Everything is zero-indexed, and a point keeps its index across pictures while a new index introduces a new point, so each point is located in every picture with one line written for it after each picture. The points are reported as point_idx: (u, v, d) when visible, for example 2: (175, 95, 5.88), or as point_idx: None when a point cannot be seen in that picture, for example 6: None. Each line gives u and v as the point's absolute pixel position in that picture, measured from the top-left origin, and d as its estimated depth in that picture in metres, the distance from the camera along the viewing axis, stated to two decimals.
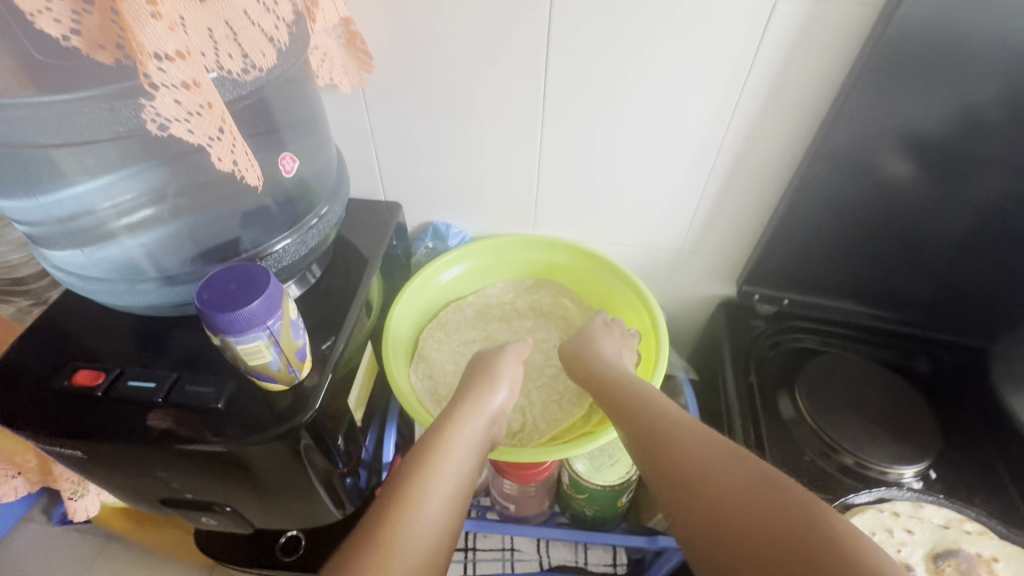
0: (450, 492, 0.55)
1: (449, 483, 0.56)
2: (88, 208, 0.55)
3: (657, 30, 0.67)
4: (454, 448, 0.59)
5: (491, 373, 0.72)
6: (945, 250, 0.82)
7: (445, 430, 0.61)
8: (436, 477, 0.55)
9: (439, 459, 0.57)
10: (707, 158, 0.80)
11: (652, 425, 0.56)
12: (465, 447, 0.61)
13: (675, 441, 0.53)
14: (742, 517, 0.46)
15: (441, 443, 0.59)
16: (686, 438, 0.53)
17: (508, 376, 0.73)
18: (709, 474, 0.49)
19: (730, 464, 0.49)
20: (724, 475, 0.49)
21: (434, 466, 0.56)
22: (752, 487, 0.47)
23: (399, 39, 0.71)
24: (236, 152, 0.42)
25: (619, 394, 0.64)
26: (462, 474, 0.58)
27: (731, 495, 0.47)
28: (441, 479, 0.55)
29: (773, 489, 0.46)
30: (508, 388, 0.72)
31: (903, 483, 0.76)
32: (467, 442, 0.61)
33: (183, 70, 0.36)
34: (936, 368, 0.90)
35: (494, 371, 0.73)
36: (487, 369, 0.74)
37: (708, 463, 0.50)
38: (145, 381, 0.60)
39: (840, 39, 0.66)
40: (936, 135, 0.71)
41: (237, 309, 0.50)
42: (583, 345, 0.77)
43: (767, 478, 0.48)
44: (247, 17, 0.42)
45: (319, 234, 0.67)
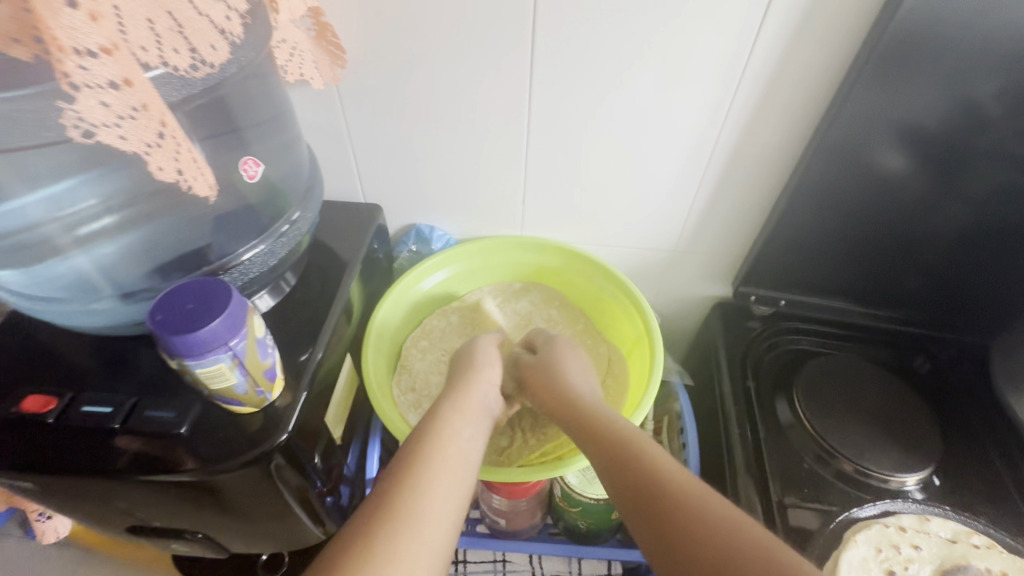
0: (455, 465, 0.54)
1: (451, 456, 0.54)
2: (30, 223, 0.50)
3: (646, 20, 0.63)
4: (453, 422, 0.59)
5: (476, 361, 0.71)
6: (943, 247, 0.80)
7: (441, 410, 0.60)
8: (439, 451, 0.54)
9: (439, 436, 0.56)
10: (700, 156, 0.77)
11: (621, 449, 0.55)
12: (464, 422, 0.59)
13: (642, 471, 0.51)
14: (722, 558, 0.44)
15: (441, 420, 0.58)
16: (652, 470, 0.51)
17: (488, 362, 0.71)
18: (677, 507, 0.47)
19: (696, 502, 0.47)
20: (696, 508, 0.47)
21: (436, 445, 0.55)
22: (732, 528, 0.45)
23: (372, 30, 0.67)
24: (181, 159, 0.38)
25: (585, 414, 0.62)
26: (467, 446, 0.57)
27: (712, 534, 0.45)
28: (446, 457, 0.54)
29: (737, 534, 0.44)
30: (494, 367, 0.71)
31: (905, 492, 0.74)
32: (466, 417, 0.60)
33: (111, 68, 0.32)
34: (936, 368, 0.88)
35: (478, 355, 0.73)
36: (469, 359, 0.72)
37: (677, 497, 0.48)
38: (101, 407, 0.55)
39: (841, 29, 0.62)
40: (933, 129, 0.68)
41: (194, 330, 0.47)
42: (560, 350, 0.75)
43: (730, 520, 0.46)
44: (193, 7, 0.38)
45: (290, 242, 0.62)
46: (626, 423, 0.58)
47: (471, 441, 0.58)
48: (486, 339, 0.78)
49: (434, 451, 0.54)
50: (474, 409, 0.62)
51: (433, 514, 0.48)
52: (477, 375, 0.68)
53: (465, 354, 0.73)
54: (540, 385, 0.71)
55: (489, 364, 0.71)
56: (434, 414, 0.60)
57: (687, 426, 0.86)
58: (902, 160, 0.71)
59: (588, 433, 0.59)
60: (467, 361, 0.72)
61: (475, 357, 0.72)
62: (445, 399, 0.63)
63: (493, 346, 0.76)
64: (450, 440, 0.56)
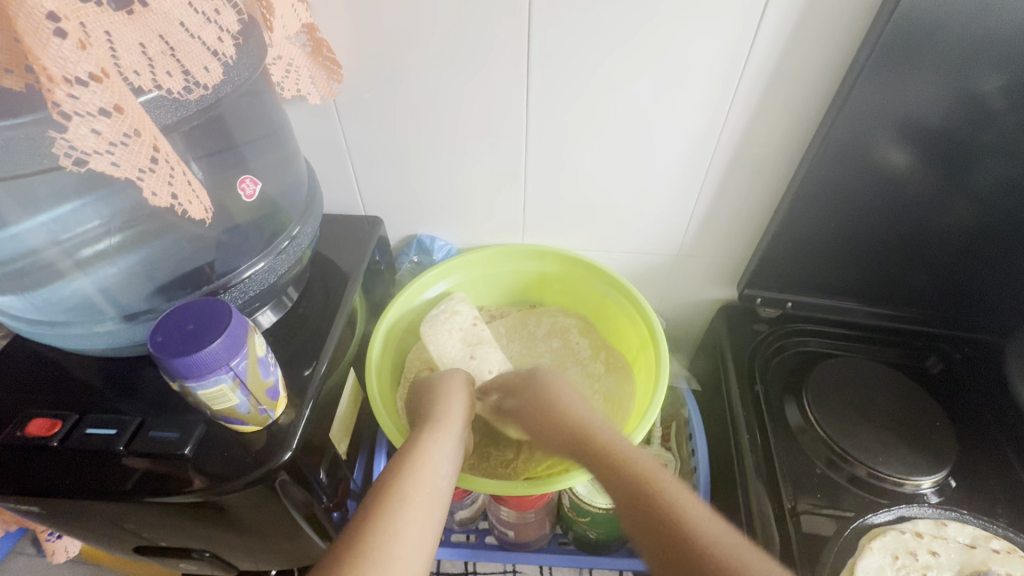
0: (428, 498, 0.52)
1: (426, 491, 0.52)
2: (30, 248, 0.50)
3: (645, 21, 0.63)
4: (431, 456, 0.56)
5: (449, 391, 0.68)
6: (949, 244, 0.79)
7: (417, 441, 0.58)
8: (415, 486, 0.52)
9: (415, 466, 0.54)
10: (703, 158, 0.76)
11: (678, 535, 0.50)
12: (443, 456, 0.57)
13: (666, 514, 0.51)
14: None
15: (418, 449, 0.57)
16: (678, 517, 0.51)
17: (461, 393, 0.69)
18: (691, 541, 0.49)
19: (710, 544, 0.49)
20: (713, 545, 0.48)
21: (413, 479, 0.53)
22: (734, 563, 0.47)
23: (367, 44, 0.67)
24: (175, 182, 0.38)
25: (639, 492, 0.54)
26: (441, 479, 0.55)
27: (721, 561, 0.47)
28: (421, 490, 0.52)
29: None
30: (467, 403, 0.68)
31: (921, 496, 0.73)
32: (444, 449, 0.58)
33: (101, 96, 0.32)
34: (948, 368, 0.87)
35: (454, 386, 0.70)
36: (449, 394, 0.68)
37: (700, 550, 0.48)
38: (105, 428, 0.56)
39: (840, 29, 0.62)
40: (935, 123, 0.67)
41: (195, 352, 0.46)
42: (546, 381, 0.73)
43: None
44: (184, 28, 0.37)
45: (291, 258, 0.62)
46: (680, 492, 0.53)
47: (445, 476, 0.56)
48: (461, 374, 0.73)
49: (411, 483, 0.52)
50: (451, 436, 0.61)
51: (404, 558, 0.46)
52: (452, 408, 0.65)
53: (446, 382, 0.70)
54: (556, 439, 0.66)
55: (462, 392, 0.69)
56: (411, 442, 0.58)
57: (696, 430, 0.85)
58: (903, 155, 0.70)
59: (624, 495, 0.55)
60: (440, 392, 0.68)
61: (454, 394, 0.68)
62: (424, 427, 0.61)
63: (469, 385, 0.72)
64: (427, 475, 0.54)
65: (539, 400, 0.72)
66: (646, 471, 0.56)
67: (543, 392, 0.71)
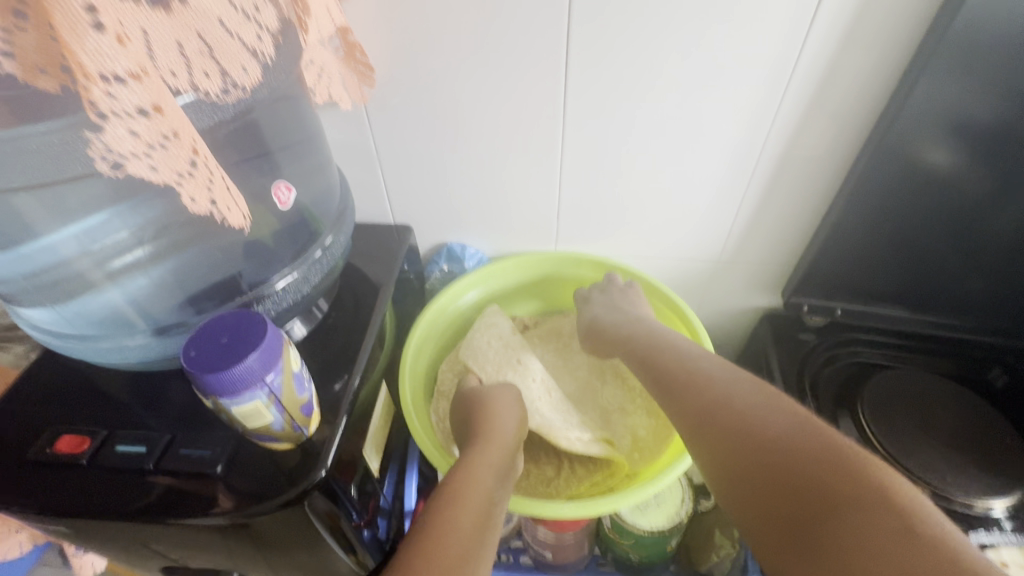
0: (478, 513, 0.49)
1: (475, 505, 0.49)
2: (61, 259, 0.49)
3: (687, 17, 0.60)
4: (480, 479, 0.53)
5: (495, 411, 0.65)
6: (1012, 250, 0.74)
7: (464, 467, 0.55)
8: (465, 511, 0.48)
9: (465, 493, 0.50)
10: (747, 159, 0.73)
11: (640, 345, 0.65)
12: (492, 473, 0.55)
13: (635, 337, 0.67)
14: (666, 355, 0.60)
15: (464, 477, 0.53)
16: (642, 336, 0.66)
17: (508, 414, 0.66)
18: (650, 343, 0.64)
19: (661, 342, 0.63)
20: (663, 342, 0.62)
21: (461, 503, 0.49)
22: (673, 346, 0.61)
23: (400, 46, 0.65)
24: (214, 189, 0.36)
25: (674, 378, 0.56)
26: (492, 496, 0.52)
27: (665, 346, 0.61)
28: (473, 513, 0.48)
29: (683, 350, 0.59)
30: (516, 423, 0.65)
31: (995, 520, 0.67)
32: (492, 466, 0.56)
33: (140, 95, 0.30)
34: (1013, 380, 0.81)
35: (501, 408, 0.66)
36: (496, 412, 0.65)
37: (654, 345, 0.63)
38: (135, 445, 0.54)
39: (901, 23, 0.58)
40: (995, 123, 0.63)
41: (231, 366, 0.44)
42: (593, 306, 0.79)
43: (684, 349, 0.59)
44: (223, 27, 0.35)
45: (324, 267, 0.60)
46: (649, 324, 0.68)
47: (498, 503, 0.52)
48: (509, 393, 0.70)
49: (461, 508, 0.48)
50: (501, 462, 0.57)
51: None
52: (500, 428, 0.63)
53: (493, 402, 0.67)
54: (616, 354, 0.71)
55: (510, 416, 0.65)
56: (458, 469, 0.55)
57: None
58: (952, 156, 0.66)
59: (614, 337, 0.71)
60: (487, 410, 0.66)
61: (500, 413, 0.66)
62: (470, 452, 0.58)
63: (519, 406, 0.68)
64: (479, 499, 0.50)
65: (601, 325, 0.74)
66: (666, 340, 0.63)
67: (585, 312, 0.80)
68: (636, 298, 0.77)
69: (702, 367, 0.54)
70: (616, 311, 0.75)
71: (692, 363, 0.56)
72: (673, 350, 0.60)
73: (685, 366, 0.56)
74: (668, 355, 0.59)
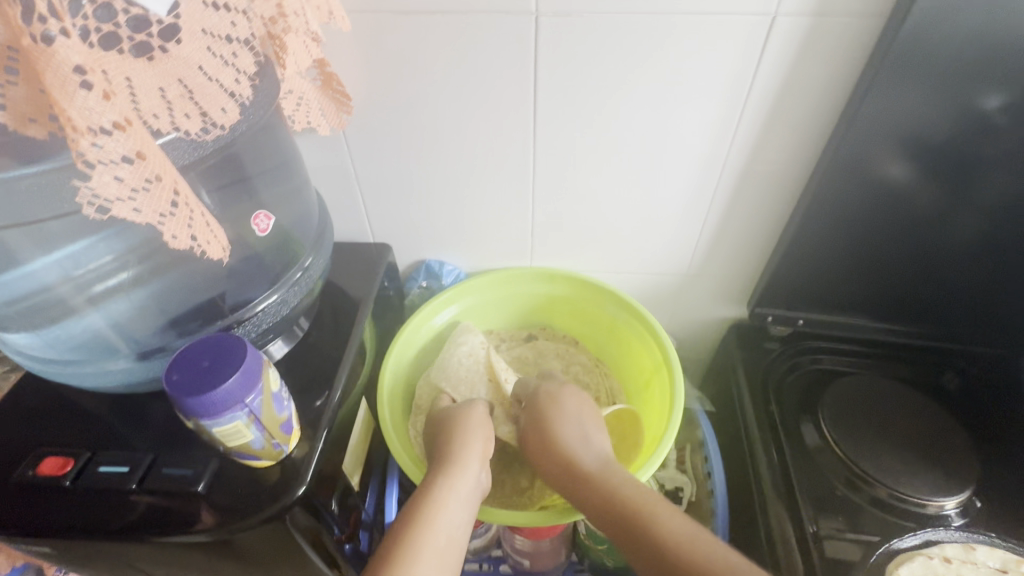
0: (440, 553, 0.51)
1: (439, 547, 0.51)
2: (41, 285, 0.50)
3: (649, 44, 0.64)
4: (445, 505, 0.56)
5: (467, 429, 0.67)
6: (957, 258, 0.79)
7: (432, 489, 0.57)
8: (429, 537, 0.51)
9: (429, 518, 0.53)
10: (708, 180, 0.77)
11: (576, 473, 0.64)
12: (456, 500, 0.57)
13: (571, 460, 0.65)
14: (613, 493, 0.60)
15: (428, 504, 0.55)
16: (577, 464, 0.64)
17: (482, 432, 0.67)
18: (586, 476, 0.63)
19: (601, 475, 0.62)
20: (606, 476, 0.62)
21: (426, 527, 0.52)
22: (616, 482, 0.61)
23: (376, 75, 0.68)
24: (194, 225, 0.38)
25: (644, 535, 0.54)
26: (454, 532, 0.54)
27: (609, 482, 0.61)
28: (435, 538, 0.52)
29: (627, 493, 0.59)
30: (483, 443, 0.65)
31: (945, 517, 0.71)
32: (459, 498, 0.57)
33: (124, 143, 0.33)
34: (964, 383, 0.86)
35: (472, 425, 0.67)
36: (464, 431, 0.66)
37: (594, 479, 0.62)
38: (117, 466, 0.55)
39: (843, 51, 0.63)
40: (939, 138, 0.67)
41: (211, 389, 0.46)
42: (549, 393, 0.74)
43: (627, 491, 0.59)
44: (203, 72, 0.38)
45: (304, 287, 0.62)
46: (582, 448, 0.66)
47: (459, 527, 0.55)
48: (478, 412, 0.70)
49: (423, 535, 0.51)
50: (468, 482, 0.59)
51: None
52: (468, 450, 0.63)
53: (462, 421, 0.68)
54: (549, 468, 0.67)
55: (479, 436, 0.66)
56: (424, 491, 0.57)
57: (712, 455, 0.82)
58: (907, 170, 0.70)
59: (547, 451, 0.68)
60: (455, 429, 0.67)
61: (470, 433, 0.66)
62: (438, 472, 0.60)
63: (486, 422, 0.69)
64: (441, 525, 0.53)
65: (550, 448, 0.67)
66: (606, 475, 0.62)
67: (545, 408, 0.72)
68: (586, 411, 0.71)
69: (678, 535, 0.53)
70: (574, 433, 0.68)
71: (642, 507, 0.57)
72: (614, 493, 0.60)
73: (659, 538, 0.53)
74: (617, 493, 0.59)
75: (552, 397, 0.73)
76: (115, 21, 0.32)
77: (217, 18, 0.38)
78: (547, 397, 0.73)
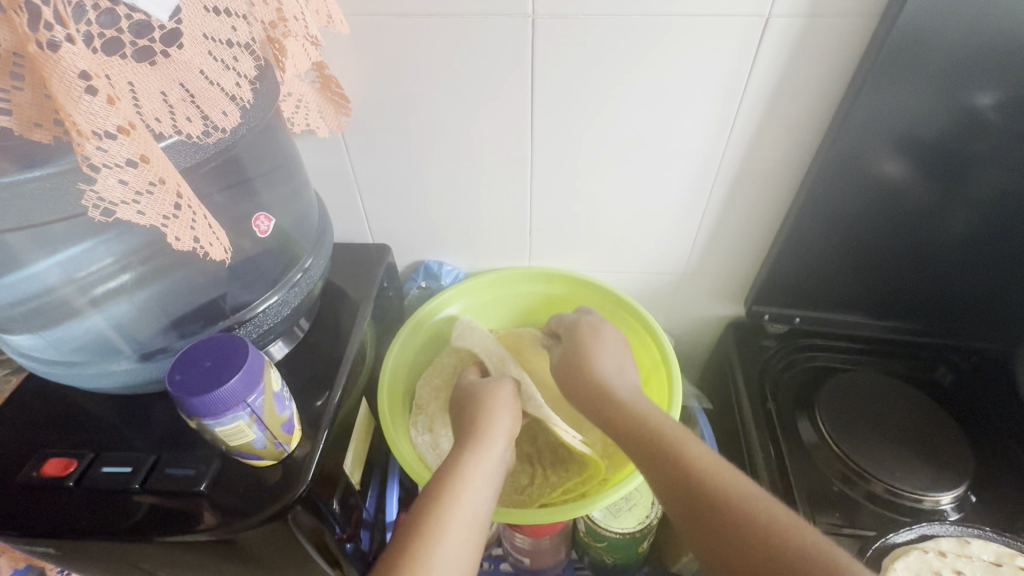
0: (468, 530, 0.51)
1: (468, 519, 0.52)
2: (46, 286, 0.51)
3: (645, 45, 0.64)
4: (472, 478, 0.56)
5: (493, 409, 0.68)
6: (951, 256, 0.79)
7: (460, 464, 0.57)
8: (455, 509, 0.52)
9: (455, 493, 0.53)
10: (705, 178, 0.77)
11: (606, 404, 0.63)
12: (482, 474, 0.57)
13: (600, 393, 0.64)
14: (641, 420, 0.58)
15: (454, 478, 0.55)
16: (606, 395, 0.63)
17: (507, 412, 0.68)
18: (617, 404, 0.62)
19: (632, 404, 0.61)
20: (638, 405, 0.61)
21: (453, 500, 0.52)
22: (645, 412, 0.59)
23: (375, 78, 0.68)
24: (197, 227, 0.38)
25: (670, 460, 0.53)
26: (481, 507, 0.54)
27: (638, 411, 0.60)
28: (460, 512, 0.52)
29: (658, 421, 0.57)
30: (508, 426, 0.66)
31: (941, 512, 0.72)
32: (486, 473, 0.57)
33: (129, 147, 0.33)
34: (958, 379, 0.87)
35: (499, 404, 0.69)
36: (491, 412, 0.67)
37: (623, 407, 0.61)
38: (121, 466, 0.56)
39: (837, 51, 0.63)
40: (932, 136, 0.68)
41: (213, 389, 0.47)
42: (584, 328, 0.75)
43: (656, 420, 0.58)
44: (204, 76, 0.38)
45: (304, 289, 0.63)
46: (615, 383, 0.65)
47: (486, 502, 0.55)
48: (505, 391, 0.72)
49: (451, 508, 0.51)
50: (494, 458, 0.60)
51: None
52: (495, 429, 0.64)
53: (489, 401, 0.69)
54: (580, 399, 0.67)
55: (504, 416, 0.67)
56: (450, 465, 0.57)
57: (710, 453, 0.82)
58: (903, 167, 0.71)
59: (578, 384, 0.67)
60: (482, 410, 0.68)
61: (495, 414, 0.67)
62: (464, 449, 0.60)
63: (513, 403, 0.70)
64: (467, 499, 0.53)
65: (590, 390, 0.66)
66: (638, 405, 0.61)
67: (579, 346, 0.72)
68: (618, 347, 0.73)
69: (709, 467, 0.51)
70: (611, 368, 0.68)
71: (669, 433, 0.55)
72: (642, 419, 0.58)
73: (684, 459, 0.52)
74: (645, 420, 0.58)
75: (581, 341, 0.73)
76: (118, 26, 0.32)
77: (217, 23, 0.38)
78: (585, 329, 0.75)
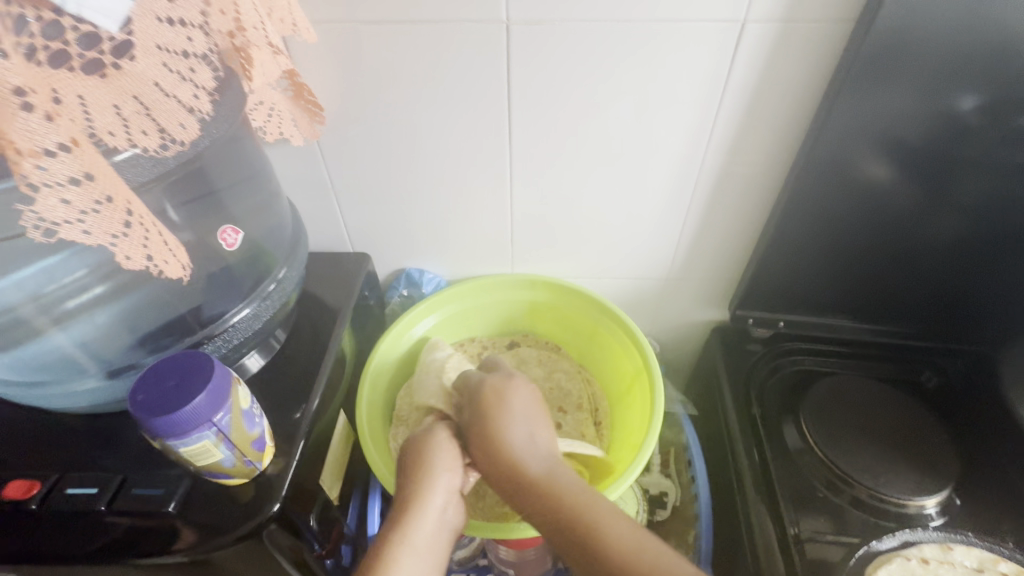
0: None
1: None
2: (6, 305, 0.49)
3: (622, 53, 0.64)
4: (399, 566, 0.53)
5: (426, 469, 0.60)
6: (938, 258, 0.79)
7: (386, 550, 0.54)
8: None
9: None
10: (685, 184, 0.77)
11: (512, 475, 0.58)
12: (414, 555, 0.54)
13: (502, 460, 0.59)
14: (551, 494, 0.56)
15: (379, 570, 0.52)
16: (510, 463, 0.59)
17: (443, 474, 0.61)
18: (523, 475, 0.58)
19: (541, 476, 0.57)
20: (550, 475, 0.57)
21: None
22: (554, 484, 0.56)
23: (349, 86, 0.67)
24: (151, 244, 0.38)
25: (584, 540, 0.51)
26: None
27: (548, 482, 0.57)
28: None
29: (568, 497, 0.55)
30: (447, 490, 0.60)
31: (925, 516, 0.72)
32: (415, 550, 0.55)
33: (71, 165, 0.33)
34: (943, 382, 0.86)
35: (431, 465, 0.61)
36: (424, 474, 0.60)
37: (531, 478, 0.57)
38: (87, 488, 0.54)
39: (813, 56, 0.63)
40: (915, 140, 0.68)
41: (176, 408, 0.46)
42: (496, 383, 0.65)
43: (568, 494, 0.55)
44: (159, 88, 0.37)
45: (277, 301, 0.62)
46: (522, 449, 0.59)
47: None
48: (441, 446, 0.63)
49: None
50: (428, 533, 0.57)
51: None
52: (428, 500, 0.58)
53: (425, 461, 0.61)
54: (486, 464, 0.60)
55: (441, 479, 0.60)
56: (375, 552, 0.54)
57: (696, 457, 0.82)
58: (886, 169, 0.71)
59: (481, 447, 0.61)
60: (417, 472, 0.60)
61: (429, 477, 0.60)
62: (393, 527, 0.56)
63: (451, 458, 0.62)
64: None
65: (500, 465, 0.59)
66: (550, 476, 0.57)
67: (487, 406, 0.62)
68: (529, 406, 0.63)
69: (622, 540, 0.50)
70: (521, 431, 0.61)
71: (579, 507, 0.54)
72: (553, 494, 0.56)
73: (599, 543, 0.50)
74: (557, 496, 0.55)
75: (488, 396, 0.63)
76: (64, 37, 0.32)
77: (171, 34, 0.37)
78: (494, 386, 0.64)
